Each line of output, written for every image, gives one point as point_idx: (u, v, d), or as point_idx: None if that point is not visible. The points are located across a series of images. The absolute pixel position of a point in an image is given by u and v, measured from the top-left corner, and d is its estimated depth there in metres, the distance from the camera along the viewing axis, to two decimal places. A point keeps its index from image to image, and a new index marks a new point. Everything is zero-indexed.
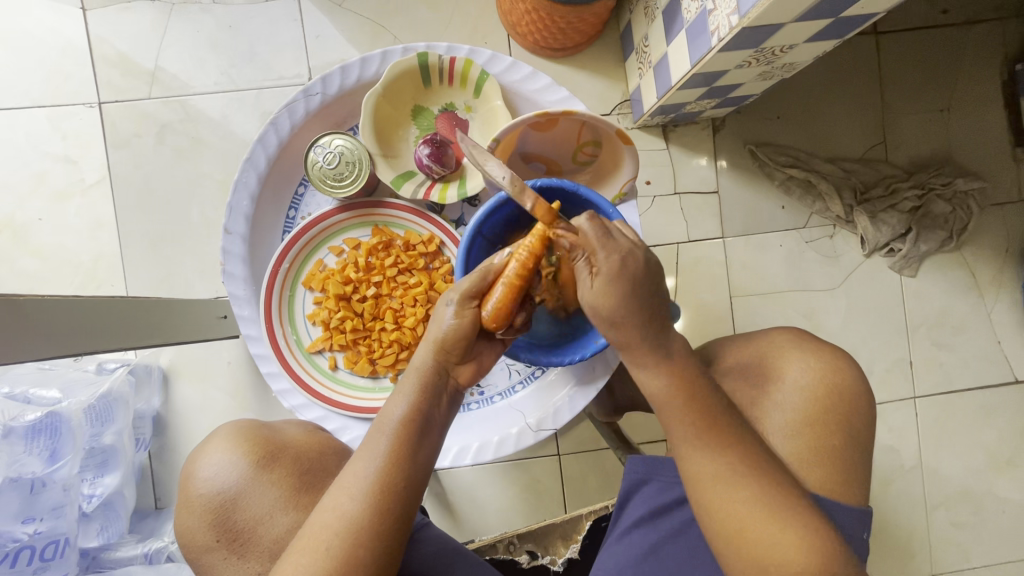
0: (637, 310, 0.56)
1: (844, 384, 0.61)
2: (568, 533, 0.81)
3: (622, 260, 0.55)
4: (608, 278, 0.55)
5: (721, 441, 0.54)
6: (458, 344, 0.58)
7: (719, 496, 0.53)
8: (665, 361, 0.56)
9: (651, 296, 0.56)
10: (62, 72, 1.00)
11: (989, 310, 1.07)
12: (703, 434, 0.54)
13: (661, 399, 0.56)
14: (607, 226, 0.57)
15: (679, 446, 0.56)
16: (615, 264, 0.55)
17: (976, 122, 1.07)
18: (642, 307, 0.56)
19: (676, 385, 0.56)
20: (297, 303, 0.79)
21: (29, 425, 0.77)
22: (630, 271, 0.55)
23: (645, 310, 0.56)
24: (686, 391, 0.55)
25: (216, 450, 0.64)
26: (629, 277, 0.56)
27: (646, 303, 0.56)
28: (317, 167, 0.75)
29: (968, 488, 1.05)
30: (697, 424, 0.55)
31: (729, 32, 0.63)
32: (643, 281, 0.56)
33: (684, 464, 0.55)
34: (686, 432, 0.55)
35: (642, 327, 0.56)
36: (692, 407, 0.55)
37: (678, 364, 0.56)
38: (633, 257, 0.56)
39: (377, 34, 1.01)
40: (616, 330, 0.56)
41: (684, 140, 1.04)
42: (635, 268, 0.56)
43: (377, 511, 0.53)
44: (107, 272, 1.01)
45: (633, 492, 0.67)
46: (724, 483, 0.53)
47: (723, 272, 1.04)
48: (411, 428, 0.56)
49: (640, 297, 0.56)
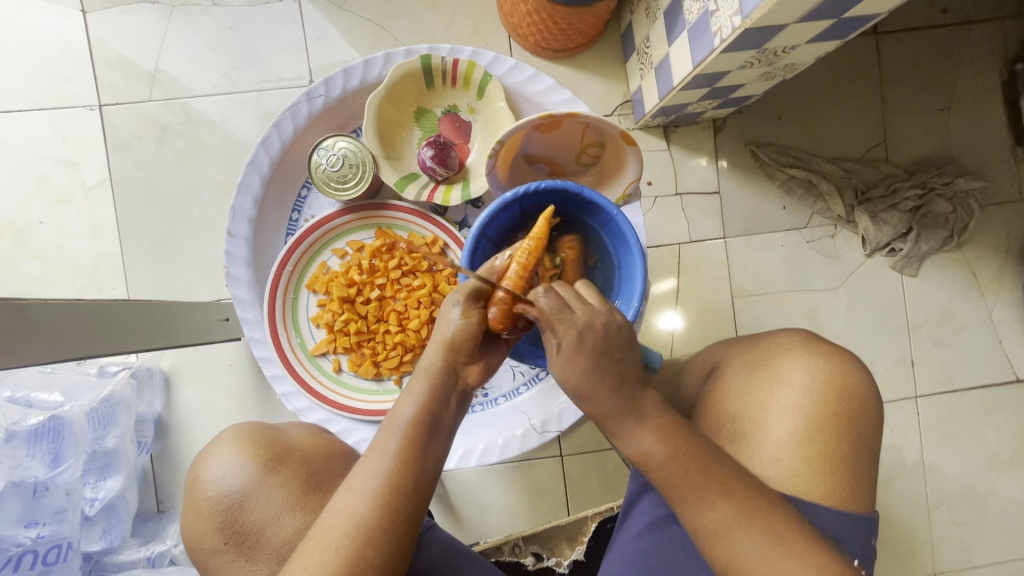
0: (606, 378, 0.53)
1: (852, 386, 0.61)
2: (573, 535, 0.80)
3: (581, 334, 0.54)
4: (570, 350, 0.54)
5: (719, 482, 0.53)
6: (466, 344, 0.58)
7: (728, 509, 0.52)
8: (646, 424, 0.53)
9: (619, 365, 0.54)
10: (62, 75, 1.00)
11: (989, 310, 1.07)
12: (698, 484, 0.53)
13: (650, 464, 0.54)
14: (566, 297, 0.56)
15: (684, 499, 0.54)
16: (574, 338, 0.54)
17: (976, 121, 1.07)
18: (611, 374, 0.54)
19: (663, 446, 0.53)
20: (301, 306, 0.79)
21: (31, 429, 0.77)
22: (590, 345, 0.53)
23: (614, 376, 0.54)
24: (675, 454, 0.53)
25: (224, 452, 0.64)
26: (594, 346, 0.54)
27: (614, 370, 0.54)
28: (321, 170, 0.75)
29: (970, 487, 1.05)
30: (694, 476, 0.53)
31: (732, 34, 0.63)
32: (609, 347, 0.54)
33: (687, 514, 0.54)
34: (685, 487, 0.53)
35: (614, 398, 0.53)
36: (686, 462, 0.53)
37: (660, 426, 0.54)
38: (595, 326, 0.55)
39: (377, 35, 1.01)
40: (588, 402, 0.54)
41: (685, 140, 1.04)
42: (597, 337, 0.54)
43: (387, 511, 0.53)
44: (108, 275, 1.01)
45: (638, 494, 0.68)
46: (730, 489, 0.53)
47: (725, 273, 1.04)
48: (421, 429, 0.56)
49: (608, 365, 0.54)
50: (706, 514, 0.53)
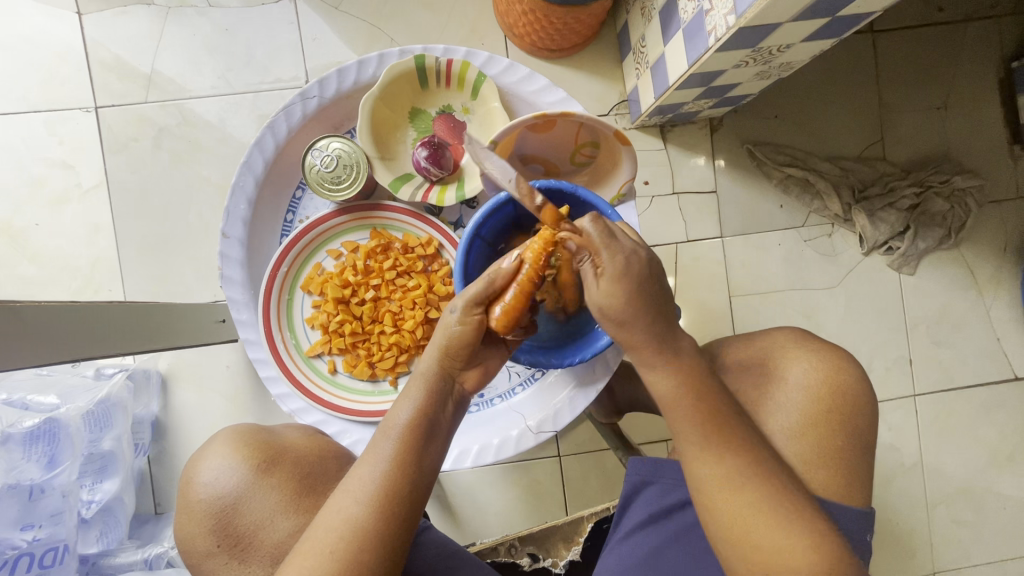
0: (645, 305, 0.55)
1: (846, 383, 0.61)
2: (569, 535, 0.80)
3: (626, 262, 0.55)
4: (614, 275, 0.54)
5: (727, 434, 0.54)
6: (462, 351, 0.58)
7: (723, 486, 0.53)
8: (675, 358, 0.56)
9: (656, 297, 0.56)
10: (58, 76, 1.00)
11: (987, 307, 1.07)
12: (705, 432, 0.54)
13: (672, 400, 0.55)
14: (611, 227, 0.56)
15: (686, 449, 0.55)
16: (619, 265, 0.54)
17: (973, 119, 1.07)
18: (649, 302, 0.55)
19: (684, 382, 0.55)
20: (295, 308, 0.79)
21: (27, 432, 0.76)
22: (635, 272, 0.55)
23: (652, 307, 0.55)
24: (694, 391, 0.55)
25: (217, 454, 0.64)
26: (637, 274, 0.55)
27: (651, 301, 0.55)
28: (315, 170, 0.74)
29: (969, 485, 1.05)
30: (703, 421, 0.54)
31: (726, 32, 0.63)
32: (649, 278, 0.55)
33: (692, 465, 0.55)
34: (692, 432, 0.54)
35: (647, 328, 0.55)
36: (701, 404, 0.54)
37: (686, 363, 0.56)
38: (640, 255, 0.56)
39: (373, 36, 1.01)
40: (624, 329, 0.56)
41: (681, 140, 1.04)
42: (640, 266, 0.55)
43: (384, 515, 0.53)
44: (105, 277, 1.00)
45: (634, 493, 0.67)
46: (728, 466, 0.53)
47: (722, 272, 1.04)
48: (418, 433, 0.56)
49: (649, 294, 0.55)
50: (706, 474, 0.54)
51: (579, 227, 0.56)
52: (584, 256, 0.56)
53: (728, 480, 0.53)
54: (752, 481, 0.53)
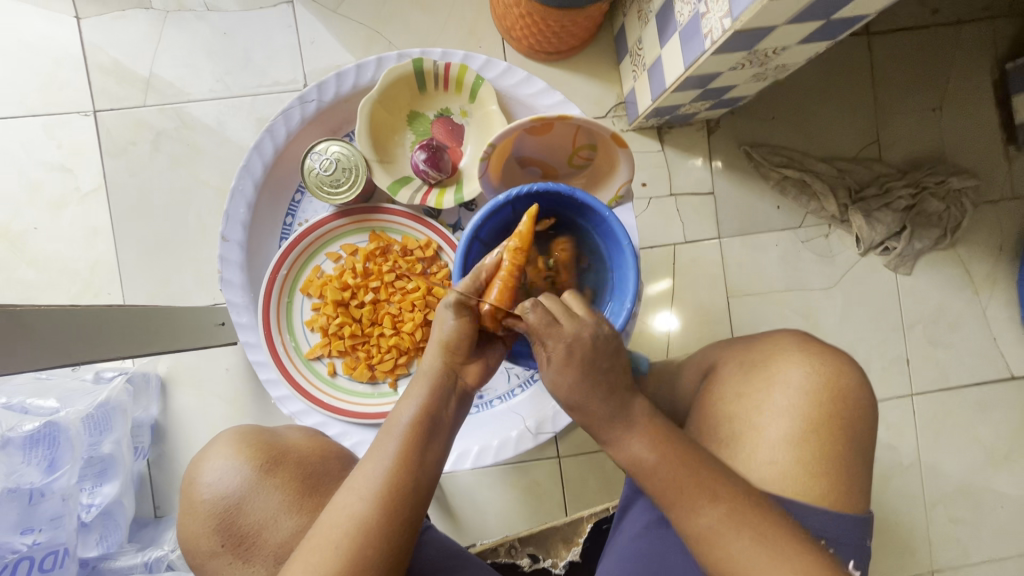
0: (596, 386, 0.55)
1: (847, 387, 0.62)
2: (569, 536, 0.80)
3: (570, 347, 0.55)
4: (559, 363, 0.55)
5: (706, 490, 0.54)
6: (462, 345, 0.58)
7: (721, 529, 0.53)
8: (635, 431, 0.55)
9: (608, 375, 0.56)
10: (56, 80, 1.00)
11: (984, 307, 1.07)
12: (686, 493, 0.54)
13: (641, 469, 0.55)
14: (555, 309, 0.57)
15: (676, 510, 0.55)
16: (563, 351, 0.55)
17: (968, 120, 1.07)
18: (600, 383, 0.55)
19: (652, 452, 0.55)
20: (295, 310, 0.79)
21: (27, 435, 0.77)
22: (580, 357, 0.55)
23: (603, 385, 0.55)
24: (665, 459, 0.54)
25: (220, 455, 0.64)
26: (583, 356, 0.55)
27: (603, 381, 0.55)
28: (314, 174, 0.75)
29: (967, 484, 1.06)
30: (681, 484, 0.54)
31: (722, 36, 0.63)
32: (597, 357, 0.56)
33: (682, 524, 0.54)
34: (670, 494, 0.54)
35: (603, 407, 0.55)
36: (675, 469, 0.54)
37: (649, 433, 0.55)
38: (588, 335, 0.56)
39: (371, 39, 1.01)
40: (579, 410, 0.56)
41: (679, 141, 1.04)
42: (586, 348, 0.55)
43: (387, 512, 0.53)
44: (103, 280, 1.01)
45: (633, 497, 0.68)
46: (715, 517, 0.53)
47: (720, 272, 1.05)
48: (421, 430, 0.56)
49: (598, 374, 0.55)
50: (700, 525, 0.54)
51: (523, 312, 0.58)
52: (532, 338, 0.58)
53: (719, 525, 0.53)
54: (742, 527, 0.53)
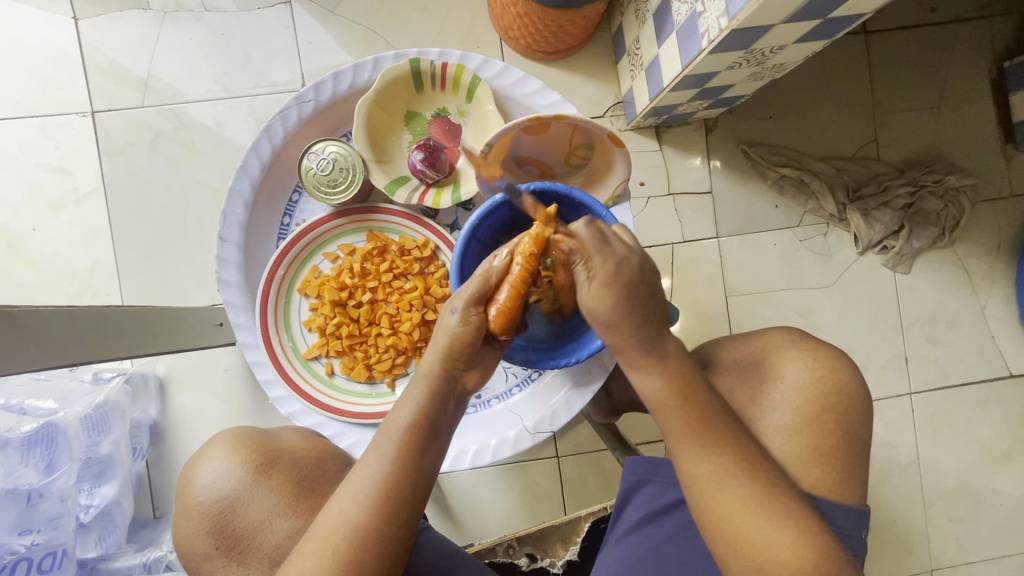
0: (635, 313, 0.55)
1: (841, 382, 0.62)
2: (567, 535, 0.80)
3: (617, 266, 0.55)
4: (605, 280, 0.55)
5: (720, 435, 0.54)
6: (463, 351, 0.58)
7: (721, 478, 0.53)
8: (663, 364, 0.55)
9: (648, 303, 0.56)
10: (53, 82, 1.00)
11: (982, 305, 1.07)
12: (698, 431, 0.54)
13: (660, 400, 0.55)
14: (605, 231, 0.57)
15: (677, 448, 0.55)
16: (610, 269, 0.55)
17: (966, 118, 1.07)
18: (641, 309, 0.55)
19: (675, 387, 0.55)
20: (292, 311, 0.79)
21: (25, 436, 0.77)
22: (626, 277, 0.55)
23: (642, 313, 0.55)
24: (686, 400, 0.55)
25: (214, 456, 0.64)
26: (628, 279, 0.55)
27: (643, 307, 0.55)
28: (311, 174, 0.75)
29: (966, 483, 1.06)
30: (696, 422, 0.54)
31: (719, 34, 0.63)
32: (640, 284, 0.55)
33: (684, 462, 0.55)
34: (682, 431, 0.54)
35: (637, 333, 0.55)
36: (692, 407, 0.54)
37: (675, 369, 0.55)
38: (632, 261, 0.56)
39: (369, 39, 1.01)
40: (612, 332, 0.56)
41: (677, 141, 1.04)
42: (632, 272, 0.55)
43: (383, 516, 0.53)
44: (102, 281, 1.01)
45: (631, 493, 0.68)
46: (724, 461, 0.53)
47: (718, 271, 1.05)
48: (418, 435, 0.56)
49: (638, 301, 0.55)
50: (695, 469, 0.54)
51: (572, 231, 0.57)
52: (575, 257, 0.56)
53: (726, 472, 0.53)
54: (750, 476, 0.53)
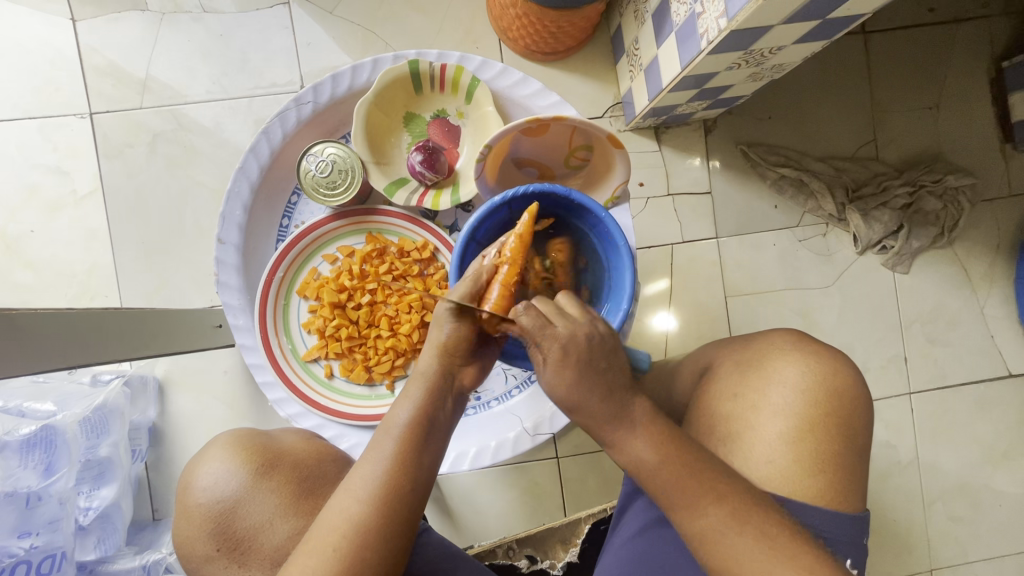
0: (596, 388, 0.53)
1: (843, 386, 0.62)
2: (567, 537, 0.80)
3: (564, 347, 0.52)
4: (555, 364, 0.52)
5: (707, 489, 0.53)
6: (461, 347, 0.58)
7: (721, 529, 0.53)
8: (637, 432, 0.53)
9: (608, 373, 0.53)
10: (51, 82, 1.00)
11: (981, 305, 1.07)
12: (685, 494, 0.53)
13: (643, 471, 0.54)
14: (549, 309, 0.53)
15: (677, 514, 0.54)
16: (559, 351, 0.52)
17: (965, 118, 1.07)
18: (601, 383, 0.53)
19: (654, 452, 0.53)
20: (292, 312, 0.79)
21: (24, 439, 0.76)
22: (576, 357, 0.52)
23: (603, 384, 0.53)
24: (666, 461, 0.53)
25: (215, 458, 0.64)
26: (580, 357, 0.52)
27: (602, 381, 0.53)
28: (310, 176, 0.75)
29: (966, 483, 1.06)
30: (681, 487, 0.53)
31: (718, 36, 0.63)
32: (595, 357, 0.52)
33: (683, 523, 0.54)
34: (672, 499, 0.54)
35: (603, 407, 0.53)
36: (675, 471, 0.53)
37: (648, 437, 0.53)
38: (581, 336, 0.52)
39: (368, 40, 1.01)
40: (579, 411, 0.54)
41: (676, 141, 1.04)
42: (582, 348, 0.52)
43: (383, 512, 0.53)
44: (101, 283, 1.00)
45: (631, 498, 0.69)
46: (715, 519, 0.53)
47: (718, 271, 1.05)
48: (418, 430, 0.56)
49: (596, 374, 0.52)
50: (695, 525, 0.54)
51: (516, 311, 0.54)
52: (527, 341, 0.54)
53: (722, 526, 0.53)
54: (744, 528, 0.53)
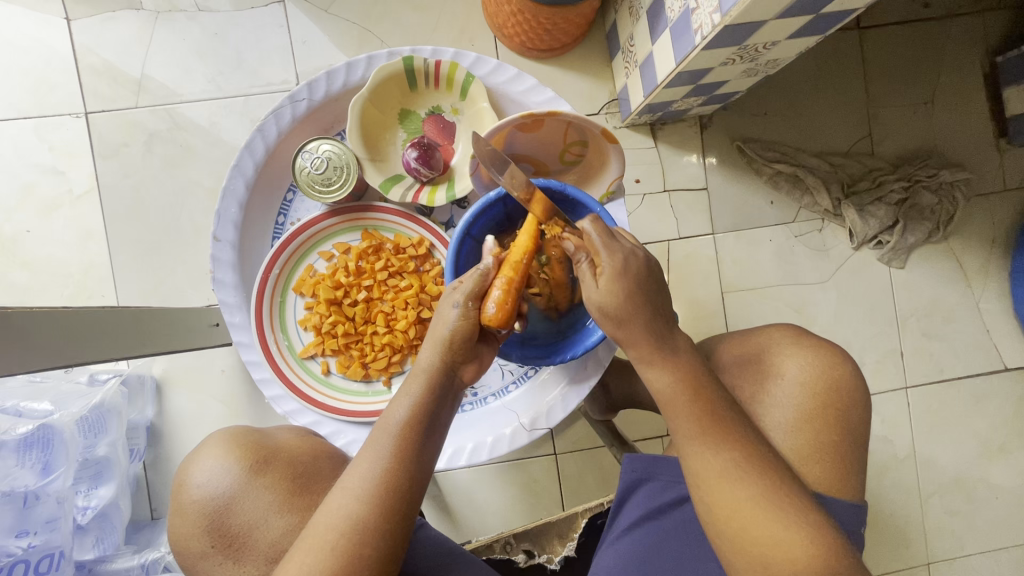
0: (642, 307, 0.56)
1: (842, 381, 0.62)
2: (564, 532, 0.81)
3: (625, 261, 0.57)
4: (613, 275, 0.56)
5: (724, 432, 0.54)
6: (464, 343, 0.58)
7: (734, 472, 0.53)
8: (673, 355, 0.57)
9: (654, 298, 0.57)
10: (46, 83, 1.00)
11: (977, 300, 1.08)
12: (709, 428, 0.54)
13: (670, 397, 0.56)
14: (610, 230, 0.59)
15: (689, 446, 0.55)
16: (619, 264, 0.57)
17: (959, 113, 1.08)
18: (647, 303, 0.57)
19: (684, 380, 0.56)
20: (287, 310, 0.79)
21: (22, 437, 0.76)
22: (633, 272, 0.57)
23: (651, 304, 0.57)
24: (696, 388, 0.56)
25: (209, 455, 0.64)
26: (635, 274, 0.57)
27: (651, 301, 0.57)
28: (305, 173, 0.75)
29: (962, 476, 1.06)
30: (705, 418, 0.55)
31: (712, 31, 0.63)
32: (647, 278, 0.57)
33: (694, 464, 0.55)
34: (694, 430, 0.55)
35: (646, 327, 0.56)
36: (699, 405, 0.55)
37: (684, 359, 0.57)
38: (638, 257, 0.58)
39: (363, 38, 1.01)
40: (623, 328, 0.57)
41: (672, 138, 1.04)
42: (639, 267, 0.57)
43: (381, 509, 0.53)
44: (96, 283, 1.00)
45: (629, 490, 0.68)
46: (735, 455, 0.54)
47: (714, 268, 1.05)
48: (416, 428, 0.56)
49: (647, 293, 0.57)
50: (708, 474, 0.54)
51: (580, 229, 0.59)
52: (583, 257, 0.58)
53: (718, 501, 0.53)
54: (745, 515, 0.53)
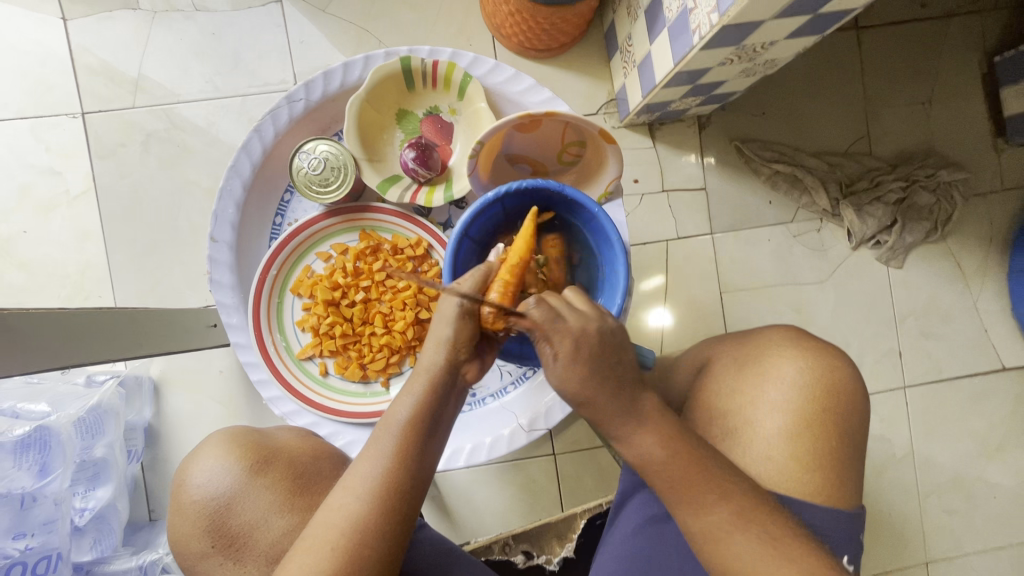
0: (604, 385, 0.53)
1: (840, 382, 0.62)
2: (563, 533, 0.81)
3: (578, 341, 0.53)
4: (567, 358, 0.53)
5: (713, 486, 0.53)
6: (469, 342, 0.57)
7: (726, 528, 0.53)
8: (645, 427, 0.54)
9: (616, 369, 0.54)
10: (43, 83, 0.99)
11: (975, 299, 1.08)
12: (695, 488, 0.53)
13: (648, 467, 0.54)
14: (557, 304, 0.54)
15: (681, 509, 0.55)
16: (571, 345, 0.53)
17: (956, 113, 1.08)
18: (608, 379, 0.53)
19: (663, 450, 0.53)
20: (286, 310, 0.79)
21: (18, 440, 0.75)
22: (588, 350, 0.53)
23: (613, 380, 0.53)
24: (674, 456, 0.53)
25: (209, 455, 0.64)
26: (590, 351, 0.53)
27: (612, 374, 0.53)
28: (302, 173, 0.74)
29: (960, 475, 1.06)
30: (689, 482, 0.53)
31: (710, 31, 0.63)
32: (604, 351, 0.53)
33: (689, 523, 0.54)
34: (678, 493, 0.54)
35: (611, 402, 0.53)
36: (681, 467, 0.53)
37: (657, 428, 0.54)
38: (593, 330, 0.54)
39: (361, 38, 1.01)
40: (588, 407, 0.54)
41: (670, 137, 1.04)
42: (593, 340, 0.53)
43: (383, 510, 0.53)
44: (94, 284, 1.00)
45: (625, 496, 0.68)
46: (723, 513, 0.53)
47: (713, 268, 1.05)
48: (419, 428, 0.56)
49: (606, 368, 0.53)
50: (704, 525, 0.54)
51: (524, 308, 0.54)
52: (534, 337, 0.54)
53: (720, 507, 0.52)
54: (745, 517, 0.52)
